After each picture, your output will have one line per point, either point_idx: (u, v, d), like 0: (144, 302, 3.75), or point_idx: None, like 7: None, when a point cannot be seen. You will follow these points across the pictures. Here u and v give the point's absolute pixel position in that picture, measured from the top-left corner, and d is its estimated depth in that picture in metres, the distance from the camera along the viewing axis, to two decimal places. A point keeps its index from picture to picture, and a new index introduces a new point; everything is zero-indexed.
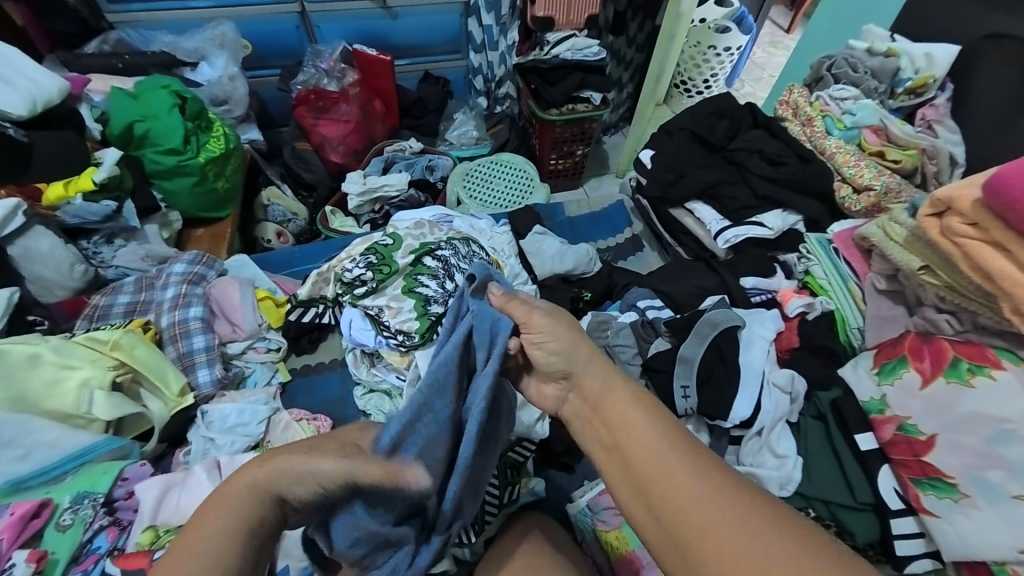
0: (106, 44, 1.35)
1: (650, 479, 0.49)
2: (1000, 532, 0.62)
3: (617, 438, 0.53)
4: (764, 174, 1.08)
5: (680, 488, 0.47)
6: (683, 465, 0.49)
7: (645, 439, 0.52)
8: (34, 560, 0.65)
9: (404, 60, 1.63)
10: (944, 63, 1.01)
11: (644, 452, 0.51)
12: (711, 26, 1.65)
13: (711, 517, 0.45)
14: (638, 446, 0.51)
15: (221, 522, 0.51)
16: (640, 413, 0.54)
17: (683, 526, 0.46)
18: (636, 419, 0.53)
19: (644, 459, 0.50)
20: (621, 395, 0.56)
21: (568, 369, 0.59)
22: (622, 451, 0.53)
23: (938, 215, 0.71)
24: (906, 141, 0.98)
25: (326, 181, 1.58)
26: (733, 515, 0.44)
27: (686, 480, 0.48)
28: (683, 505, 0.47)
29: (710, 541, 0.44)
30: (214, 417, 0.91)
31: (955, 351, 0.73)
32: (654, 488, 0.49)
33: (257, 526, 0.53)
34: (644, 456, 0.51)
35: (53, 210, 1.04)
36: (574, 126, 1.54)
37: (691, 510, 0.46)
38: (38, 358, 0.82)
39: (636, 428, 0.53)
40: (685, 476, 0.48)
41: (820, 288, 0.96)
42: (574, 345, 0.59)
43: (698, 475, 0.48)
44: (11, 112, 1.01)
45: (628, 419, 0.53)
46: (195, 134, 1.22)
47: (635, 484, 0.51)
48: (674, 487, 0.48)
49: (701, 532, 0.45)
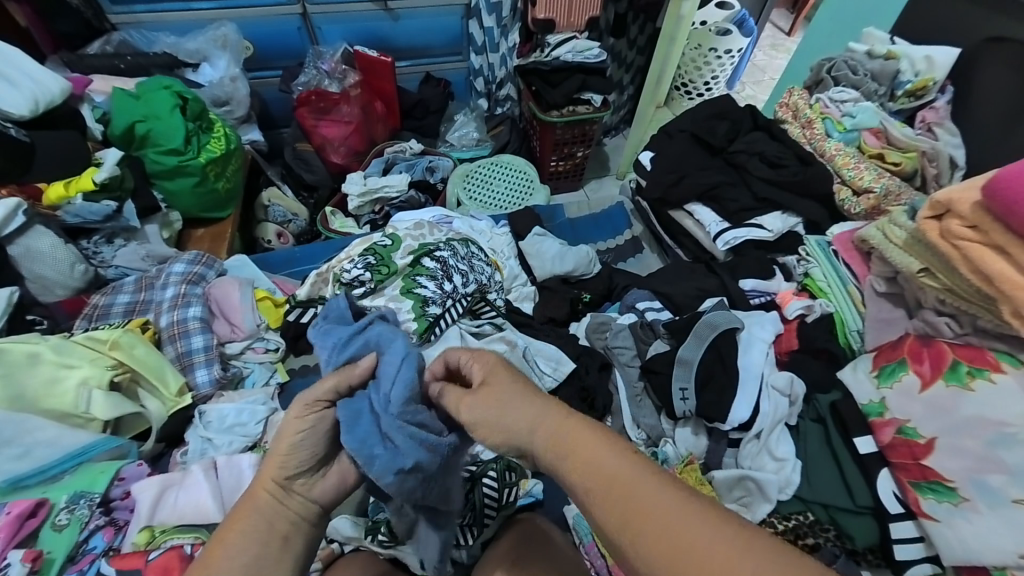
0: (109, 45, 1.36)
1: (623, 517, 0.43)
2: (1001, 537, 0.61)
3: (579, 472, 0.47)
4: (764, 176, 1.08)
5: (655, 521, 0.42)
6: (656, 492, 0.44)
7: (608, 470, 0.46)
8: (30, 559, 0.64)
9: (406, 62, 1.63)
10: (944, 65, 1.01)
11: (613, 487, 0.45)
12: (713, 28, 1.65)
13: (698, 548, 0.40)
14: (602, 480, 0.45)
15: (237, 531, 0.52)
16: (600, 440, 0.48)
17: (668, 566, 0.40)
18: (592, 443, 0.48)
19: (613, 494, 0.44)
20: (574, 423, 0.50)
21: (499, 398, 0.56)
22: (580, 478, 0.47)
23: (937, 218, 0.71)
24: (907, 144, 0.98)
25: (327, 181, 1.58)
26: (717, 539, 0.40)
27: (662, 510, 0.42)
28: (663, 542, 0.41)
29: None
30: (212, 417, 0.91)
31: (955, 354, 0.72)
32: (628, 526, 0.43)
33: (279, 518, 0.54)
34: (614, 489, 0.45)
35: (54, 210, 1.05)
36: (574, 128, 1.54)
37: (671, 545, 0.41)
38: (37, 356, 0.82)
39: (598, 458, 0.47)
40: (660, 506, 0.43)
41: (819, 290, 0.96)
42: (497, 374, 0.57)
43: (673, 500, 0.43)
44: (13, 112, 1.02)
45: (588, 449, 0.48)
46: (197, 134, 1.22)
47: (607, 524, 0.44)
48: (651, 522, 0.42)
49: (687, 569, 0.40)
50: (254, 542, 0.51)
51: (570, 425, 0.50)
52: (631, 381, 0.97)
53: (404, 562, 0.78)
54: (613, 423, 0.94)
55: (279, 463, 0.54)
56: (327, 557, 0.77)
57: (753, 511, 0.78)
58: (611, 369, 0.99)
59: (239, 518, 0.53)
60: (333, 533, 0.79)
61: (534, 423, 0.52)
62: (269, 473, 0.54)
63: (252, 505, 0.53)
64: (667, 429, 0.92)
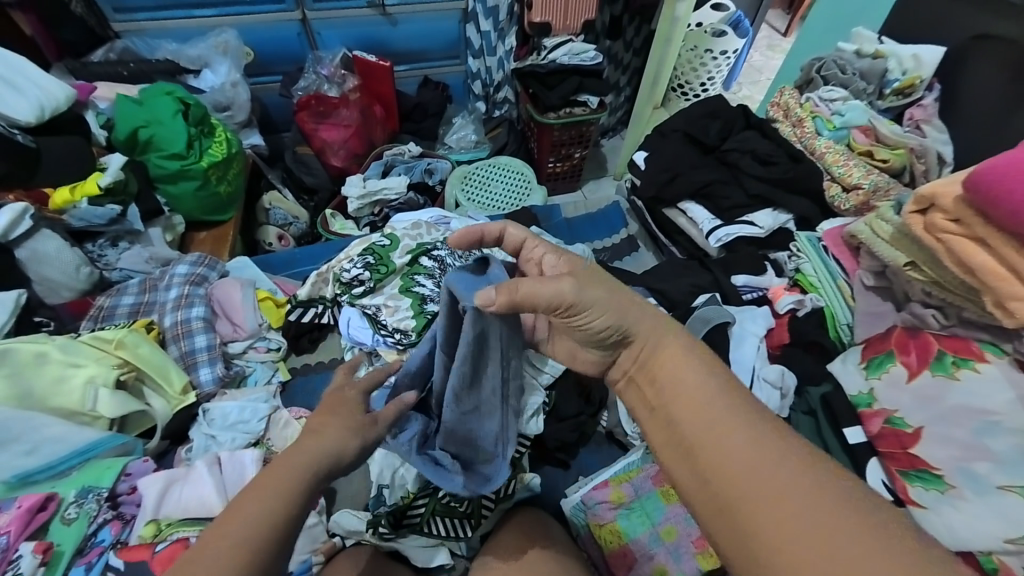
0: (111, 52, 1.38)
1: (707, 434, 0.46)
2: (988, 521, 0.62)
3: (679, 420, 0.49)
4: (756, 174, 1.09)
5: (744, 465, 0.43)
6: (758, 433, 0.45)
7: (700, 400, 0.48)
8: (40, 551, 0.67)
9: (404, 66, 1.66)
10: (932, 63, 1.02)
11: (704, 410, 0.48)
12: (708, 29, 1.67)
13: (776, 484, 0.42)
14: (713, 422, 0.47)
15: (271, 493, 0.50)
16: (687, 362, 0.52)
17: (747, 495, 0.42)
18: (683, 370, 0.51)
19: (696, 423, 0.47)
20: (682, 342, 0.53)
21: (623, 330, 0.54)
22: (671, 411, 0.50)
23: (922, 211, 0.72)
24: (895, 141, 0.99)
25: (326, 184, 1.61)
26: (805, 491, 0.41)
27: (749, 441, 0.45)
28: (750, 481, 0.43)
29: (782, 537, 0.40)
30: (215, 414, 0.93)
31: (941, 345, 0.74)
32: (695, 441, 0.47)
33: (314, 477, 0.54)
34: (712, 408, 0.48)
35: (60, 214, 1.07)
36: (572, 129, 1.56)
37: (758, 482, 0.42)
38: (44, 356, 0.84)
39: (695, 377, 0.50)
40: (755, 442, 0.45)
41: (810, 284, 0.96)
42: (621, 307, 0.54)
43: (776, 442, 0.45)
44: (19, 118, 1.04)
45: (682, 378, 0.50)
46: (198, 139, 1.24)
47: (685, 434, 0.48)
48: (749, 462, 0.43)
49: (767, 507, 0.41)
50: (287, 509, 0.50)
51: (670, 340, 0.53)
52: None
53: (405, 556, 0.80)
54: (609, 418, 0.97)
55: (344, 438, 0.57)
56: (329, 551, 0.78)
57: None
58: None
59: (276, 480, 0.51)
60: (334, 527, 0.81)
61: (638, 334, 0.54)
62: (320, 429, 0.57)
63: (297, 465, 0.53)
64: None
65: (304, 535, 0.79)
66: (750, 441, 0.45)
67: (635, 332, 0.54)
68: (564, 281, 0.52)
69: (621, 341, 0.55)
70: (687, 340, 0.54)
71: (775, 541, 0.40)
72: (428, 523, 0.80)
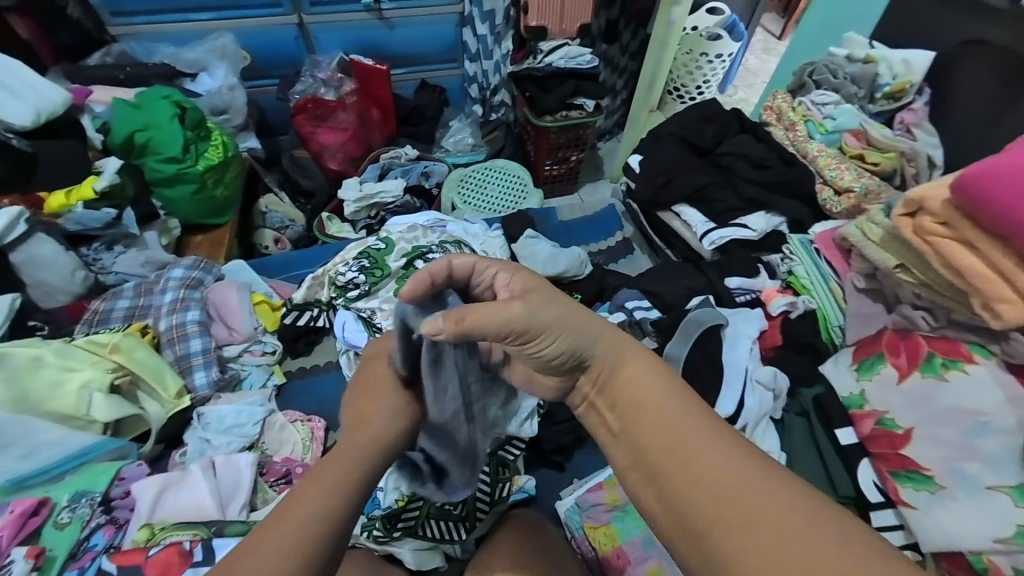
0: (108, 56, 1.38)
1: (667, 445, 0.48)
2: (977, 521, 0.63)
3: (640, 439, 0.50)
4: (750, 177, 1.11)
5: (701, 479, 0.44)
6: (713, 440, 0.47)
7: (658, 416, 0.50)
8: (33, 556, 0.66)
9: (401, 70, 1.68)
10: (921, 68, 1.03)
11: (662, 423, 0.49)
12: (703, 33, 1.68)
13: (728, 488, 0.43)
14: (669, 439, 0.48)
15: (320, 494, 0.50)
16: (645, 379, 0.53)
17: (703, 499, 0.44)
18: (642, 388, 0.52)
19: (654, 441, 0.49)
20: (639, 358, 0.55)
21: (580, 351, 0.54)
22: (632, 431, 0.51)
23: (911, 215, 0.73)
24: (886, 144, 1.00)
25: (324, 187, 1.60)
26: (757, 492, 0.42)
27: (704, 446, 0.46)
28: (707, 488, 0.44)
29: (741, 546, 0.40)
30: (211, 418, 0.92)
31: (930, 346, 0.75)
32: (655, 460, 0.48)
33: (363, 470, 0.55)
34: (669, 420, 0.49)
35: (56, 218, 1.06)
36: (569, 132, 1.57)
37: (715, 493, 0.43)
38: (40, 360, 0.84)
39: (653, 391, 0.52)
40: (710, 449, 0.46)
41: (802, 287, 0.97)
42: (575, 330, 0.53)
43: (729, 448, 0.46)
44: (16, 122, 1.05)
45: (640, 398, 0.52)
46: (195, 142, 1.24)
47: (647, 448, 0.49)
48: (704, 471, 0.45)
49: (722, 511, 0.42)
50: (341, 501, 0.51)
51: (627, 354, 0.55)
52: None
53: (400, 559, 0.80)
54: None
55: (387, 427, 0.61)
56: None
57: None
58: None
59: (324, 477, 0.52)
60: None
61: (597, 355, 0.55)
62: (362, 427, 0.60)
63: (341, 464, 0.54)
64: None
65: None
66: (706, 449, 0.46)
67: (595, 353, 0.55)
68: (514, 306, 0.51)
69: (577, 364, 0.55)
70: (643, 354, 0.56)
71: (730, 542, 0.41)
72: (422, 526, 0.79)
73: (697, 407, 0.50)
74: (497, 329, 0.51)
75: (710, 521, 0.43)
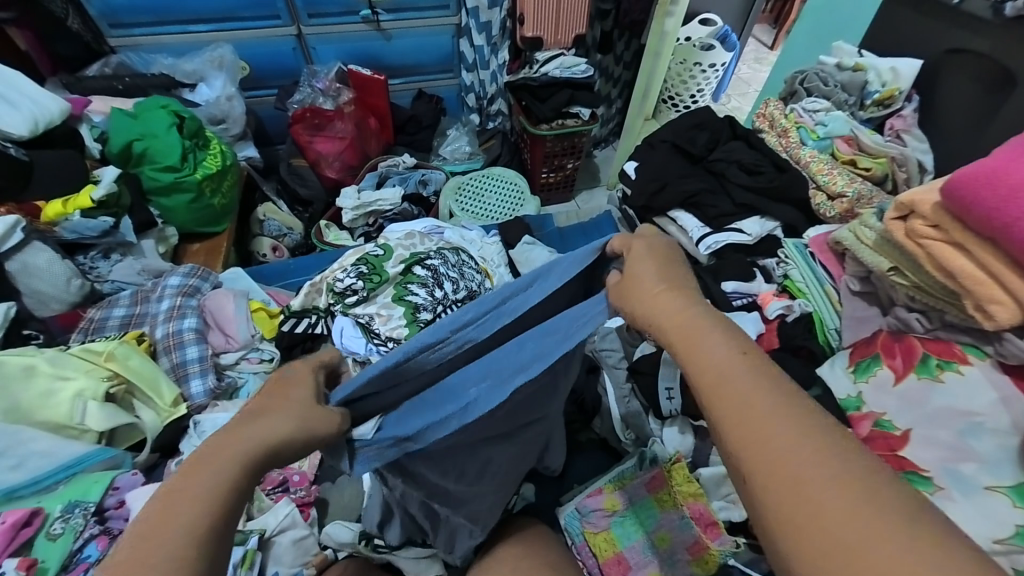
0: (107, 67, 1.39)
1: (737, 431, 0.37)
2: (976, 522, 0.62)
3: (726, 405, 0.38)
4: (742, 183, 1.12)
5: (798, 458, 0.34)
6: (797, 425, 0.36)
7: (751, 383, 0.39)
8: (24, 568, 0.65)
9: (399, 80, 1.70)
10: (909, 76, 1.06)
11: (735, 403, 0.38)
12: (696, 43, 1.71)
13: (816, 493, 0.33)
14: (767, 410, 0.37)
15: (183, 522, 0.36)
16: (728, 340, 0.42)
17: (781, 503, 0.33)
18: (723, 347, 0.41)
19: (745, 409, 0.37)
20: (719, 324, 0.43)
21: (687, 313, 0.44)
22: (722, 397, 0.39)
23: (902, 218, 0.74)
24: (876, 150, 1.02)
25: (321, 196, 1.62)
26: (850, 502, 0.32)
27: (790, 434, 0.35)
28: (785, 493, 0.33)
29: (855, 545, 0.30)
30: (206, 426, 0.91)
31: (925, 348, 0.76)
32: (742, 433, 0.37)
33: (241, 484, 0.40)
34: (744, 390, 0.38)
35: (52, 226, 1.06)
36: (565, 141, 1.59)
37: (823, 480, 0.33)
38: (33, 368, 0.84)
39: (723, 362, 0.40)
40: (795, 440, 0.35)
41: (797, 290, 0.99)
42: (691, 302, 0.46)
43: (816, 439, 0.35)
44: (13, 131, 1.05)
45: (723, 357, 0.41)
46: (192, 151, 1.25)
47: (715, 430, 0.39)
48: (798, 452, 0.34)
49: (804, 519, 0.32)
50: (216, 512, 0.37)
51: (694, 317, 0.44)
52: (619, 383, 0.97)
53: (396, 566, 0.80)
54: (603, 425, 0.97)
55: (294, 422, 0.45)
56: (320, 564, 0.81)
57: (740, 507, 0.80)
58: (600, 373, 0.99)
59: (199, 475, 0.39)
60: (326, 538, 0.83)
61: (671, 310, 0.45)
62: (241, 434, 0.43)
63: (230, 458, 0.41)
64: (656, 429, 0.92)
65: (295, 548, 0.80)
66: (788, 434, 0.35)
67: (680, 314, 0.44)
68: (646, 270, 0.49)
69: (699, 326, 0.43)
70: (715, 317, 0.44)
71: (809, 561, 0.31)
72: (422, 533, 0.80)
73: (769, 371, 0.40)
74: (627, 285, 0.49)
75: (827, 513, 0.32)
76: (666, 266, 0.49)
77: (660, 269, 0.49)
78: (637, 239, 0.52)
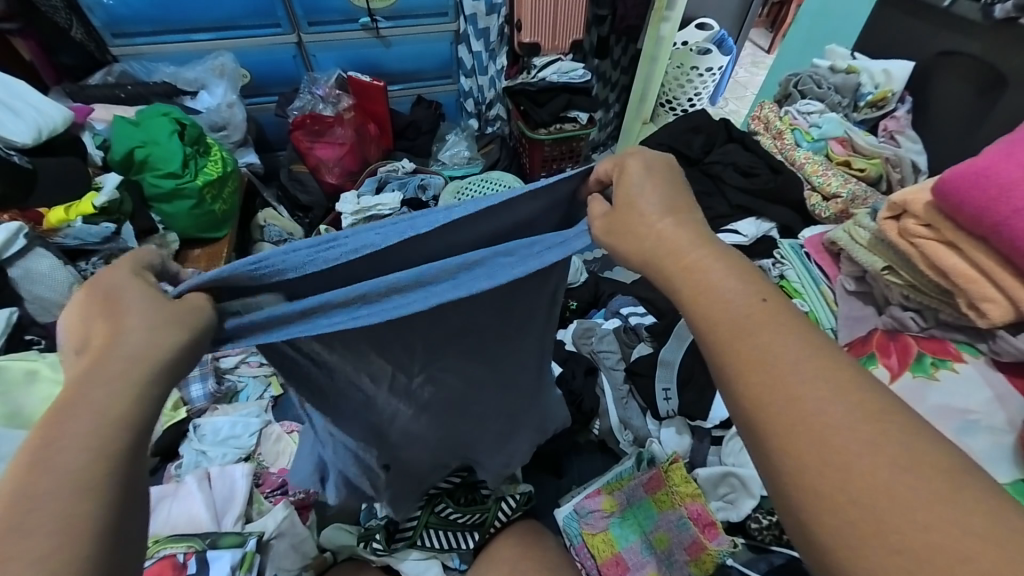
0: (110, 76, 1.41)
1: (754, 385, 0.34)
2: None
3: (743, 351, 0.35)
4: (738, 185, 1.15)
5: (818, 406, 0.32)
6: (827, 387, 0.33)
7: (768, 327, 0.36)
8: None
9: (398, 86, 1.72)
10: (902, 78, 1.07)
11: (754, 355, 0.35)
12: (693, 47, 1.73)
13: (844, 462, 0.30)
14: (786, 356, 0.34)
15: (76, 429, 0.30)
16: (742, 281, 0.39)
17: (802, 467, 0.31)
18: (738, 289, 0.38)
19: (763, 355, 0.35)
20: (729, 263, 0.40)
21: (695, 251, 0.41)
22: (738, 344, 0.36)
23: (896, 218, 0.74)
24: (870, 151, 1.02)
25: (322, 202, 1.63)
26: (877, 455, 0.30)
27: (811, 381, 0.33)
28: (811, 447, 0.31)
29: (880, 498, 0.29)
30: (206, 429, 0.95)
31: (919, 346, 0.76)
32: (758, 380, 0.34)
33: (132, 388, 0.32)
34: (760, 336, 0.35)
35: (54, 233, 1.07)
36: (562, 145, 1.60)
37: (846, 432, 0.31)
38: (34, 373, 0.85)
39: (739, 306, 0.37)
40: (822, 399, 0.32)
41: (794, 291, 0.98)
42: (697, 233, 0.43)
43: (855, 409, 0.32)
44: (16, 139, 1.06)
45: (736, 300, 0.38)
46: (194, 159, 1.27)
47: (726, 383, 0.36)
48: (819, 400, 0.32)
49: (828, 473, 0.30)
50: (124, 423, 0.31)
51: (703, 255, 0.41)
52: (617, 384, 0.97)
53: (395, 569, 0.81)
54: (601, 425, 0.95)
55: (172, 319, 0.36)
56: (320, 566, 0.80)
57: (738, 507, 0.79)
58: (598, 374, 0.99)
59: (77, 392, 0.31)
60: (325, 542, 0.82)
61: (680, 249, 0.41)
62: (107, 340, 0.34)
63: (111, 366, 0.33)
64: (653, 430, 0.93)
65: (293, 552, 0.80)
66: (823, 402, 0.32)
67: (688, 251, 0.41)
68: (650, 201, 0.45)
69: (710, 266, 0.40)
70: (725, 254, 0.41)
71: (832, 516, 0.30)
72: (420, 536, 0.79)
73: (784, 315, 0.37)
74: (630, 216, 0.45)
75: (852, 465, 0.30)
76: (668, 194, 0.45)
77: (661, 199, 0.45)
78: (635, 162, 0.47)
